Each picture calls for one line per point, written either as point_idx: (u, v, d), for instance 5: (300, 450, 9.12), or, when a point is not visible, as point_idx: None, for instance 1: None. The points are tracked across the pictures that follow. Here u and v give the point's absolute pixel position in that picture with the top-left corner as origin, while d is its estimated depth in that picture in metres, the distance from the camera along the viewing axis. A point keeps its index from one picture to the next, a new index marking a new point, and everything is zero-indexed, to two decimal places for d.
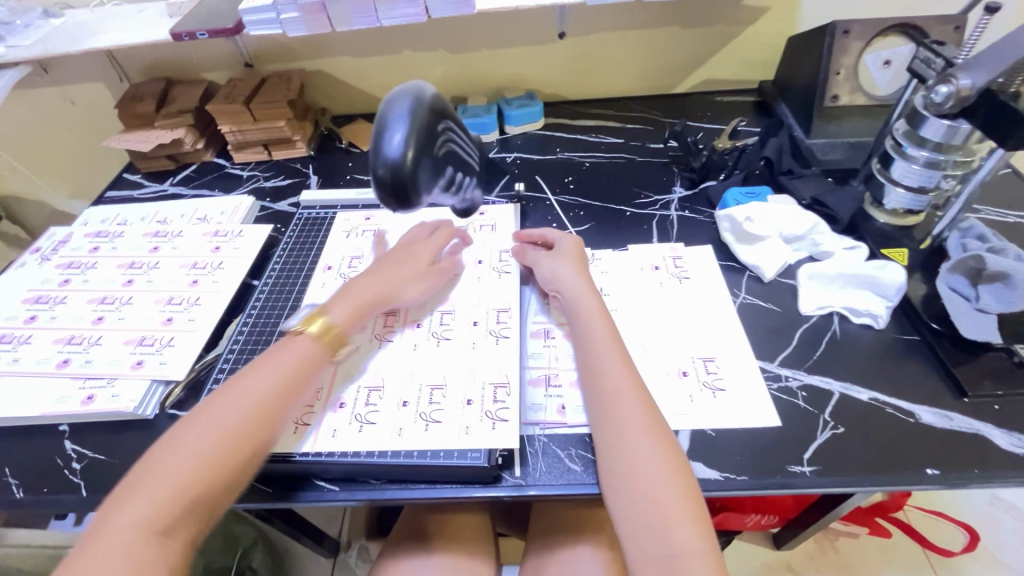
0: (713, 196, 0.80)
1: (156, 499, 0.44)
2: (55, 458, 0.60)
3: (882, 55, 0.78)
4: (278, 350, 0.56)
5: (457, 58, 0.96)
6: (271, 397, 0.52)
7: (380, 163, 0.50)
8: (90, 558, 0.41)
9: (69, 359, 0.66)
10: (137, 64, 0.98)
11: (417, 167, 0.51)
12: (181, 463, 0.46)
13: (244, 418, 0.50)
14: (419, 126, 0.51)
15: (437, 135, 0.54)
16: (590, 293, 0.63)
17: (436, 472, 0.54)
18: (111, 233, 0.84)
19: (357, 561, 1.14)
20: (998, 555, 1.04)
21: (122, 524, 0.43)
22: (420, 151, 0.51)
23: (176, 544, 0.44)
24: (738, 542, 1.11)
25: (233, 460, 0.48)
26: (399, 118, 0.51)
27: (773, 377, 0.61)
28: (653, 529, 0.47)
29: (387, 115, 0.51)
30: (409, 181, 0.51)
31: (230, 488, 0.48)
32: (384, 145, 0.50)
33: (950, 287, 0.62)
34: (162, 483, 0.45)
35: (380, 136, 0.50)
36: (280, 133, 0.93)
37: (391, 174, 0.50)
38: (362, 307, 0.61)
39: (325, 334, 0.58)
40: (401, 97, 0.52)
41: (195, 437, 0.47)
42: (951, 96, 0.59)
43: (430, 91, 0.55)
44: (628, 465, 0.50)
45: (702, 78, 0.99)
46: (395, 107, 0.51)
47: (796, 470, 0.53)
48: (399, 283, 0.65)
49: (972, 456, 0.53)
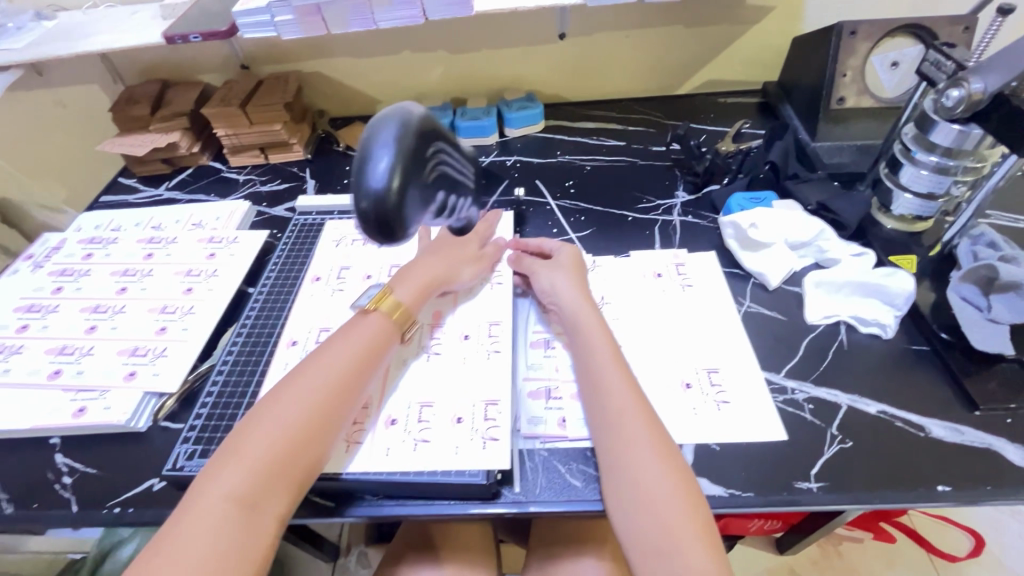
0: (717, 201, 0.79)
1: (247, 471, 0.46)
2: (46, 473, 0.59)
3: (890, 56, 0.76)
4: (352, 327, 0.57)
5: (455, 59, 0.95)
6: (348, 375, 0.53)
7: (363, 196, 0.40)
8: (188, 527, 0.43)
9: (61, 370, 0.65)
10: (131, 67, 0.97)
11: (408, 201, 0.41)
12: (269, 438, 0.48)
13: (325, 396, 0.51)
14: (412, 152, 0.41)
15: (434, 159, 0.44)
16: (588, 306, 0.62)
17: (435, 489, 0.53)
18: (105, 239, 0.83)
19: (356, 567, 1.13)
20: (1004, 560, 1.02)
21: (216, 496, 0.44)
22: (413, 181, 0.41)
23: (269, 514, 0.45)
24: (741, 546, 1.10)
25: (316, 434, 0.49)
26: (386, 142, 0.40)
27: (778, 388, 0.59)
28: (664, 550, 0.45)
29: (375, 136, 0.40)
30: (398, 219, 0.41)
31: (316, 461, 0.49)
32: (367, 176, 0.40)
33: (961, 297, 0.61)
34: (253, 456, 0.47)
35: (363, 164, 0.40)
36: (277, 137, 0.92)
37: (377, 213, 0.40)
38: (424, 287, 0.63)
39: (394, 313, 0.59)
40: (389, 114, 0.41)
41: (279, 413, 0.49)
42: (962, 100, 0.58)
43: (425, 106, 0.44)
44: (635, 483, 0.48)
45: (705, 78, 0.98)
46: (382, 127, 0.41)
47: (802, 487, 0.52)
48: (457, 264, 0.67)
49: (984, 472, 0.51)
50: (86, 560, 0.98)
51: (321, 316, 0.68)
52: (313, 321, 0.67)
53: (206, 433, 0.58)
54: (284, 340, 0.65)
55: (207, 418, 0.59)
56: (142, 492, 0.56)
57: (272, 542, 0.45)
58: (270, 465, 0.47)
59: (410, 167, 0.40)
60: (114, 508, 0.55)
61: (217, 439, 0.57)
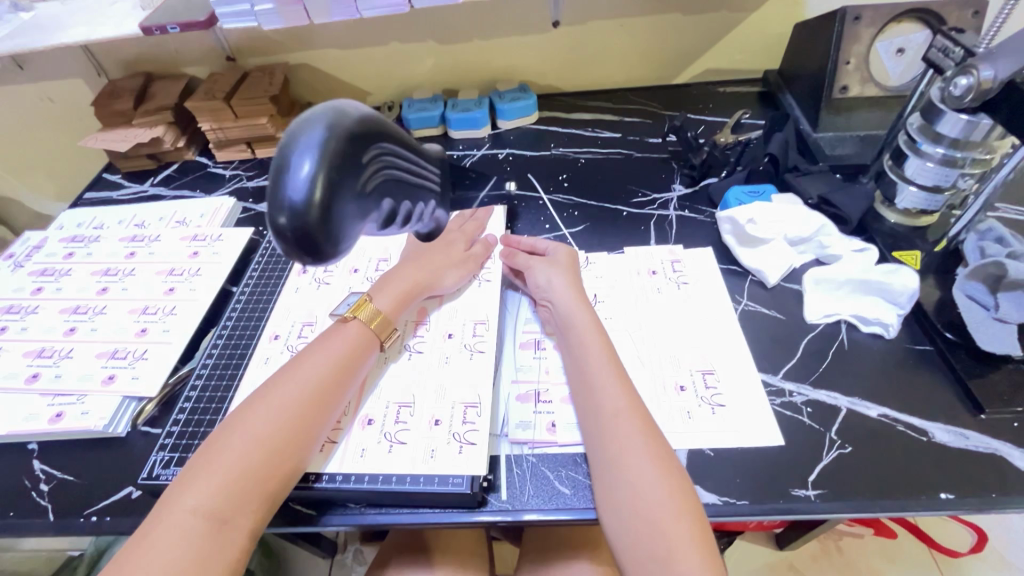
0: (714, 195, 0.77)
1: (218, 485, 0.44)
2: (23, 479, 0.57)
3: (896, 42, 0.73)
4: (328, 336, 0.56)
5: (446, 49, 0.92)
6: (322, 385, 0.51)
7: (281, 208, 0.39)
8: (154, 542, 0.41)
9: (39, 373, 0.64)
10: (113, 59, 0.94)
11: (334, 211, 0.40)
12: (239, 452, 0.46)
13: (299, 407, 0.50)
14: (336, 158, 0.39)
15: (365, 165, 0.42)
16: (581, 305, 0.60)
17: (418, 498, 0.51)
18: (86, 238, 0.81)
19: (353, 563, 1.11)
20: (1006, 556, 1.01)
21: (183, 511, 0.43)
22: (337, 190, 0.39)
23: (239, 529, 0.44)
24: (739, 542, 1.08)
25: (288, 447, 0.48)
26: (308, 148, 0.39)
27: (775, 391, 0.57)
28: (655, 559, 0.43)
29: (294, 143, 0.39)
30: (320, 231, 0.39)
31: (289, 474, 0.48)
32: (285, 186, 0.38)
33: (967, 295, 0.60)
34: (224, 468, 0.45)
35: (282, 173, 0.39)
36: (263, 130, 0.89)
37: (296, 226, 0.39)
38: (405, 295, 0.61)
39: (373, 321, 0.58)
40: (314, 118, 0.40)
41: (251, 424, 0.48)
42: (971, 89, 0.54)
43: (356, 109, 0.42)
44: (628, 489, 0.46)
45: (703, 67, 0.95)
46: (304, 132, 0.39)
47: (799, 494, 0.50)
48: (441, 269, 0.64)
49: (990, 479, 0.49)
50: (81, 559, 0.98)
51: (306, 312, 0.66)
52: (296, 317, 0.66)
53: (183, 440, 0.56)
54: (267, 334, 0.64)
55: (185, 425, 0.57)
56: (119, 500, 0.54)
57: (241, 558, 0.44)
58: (241, 478, 0.45)
59: (333, 175, 0.39)
60: (91, 516, 0.54)
61: (194, 446, 0.55)
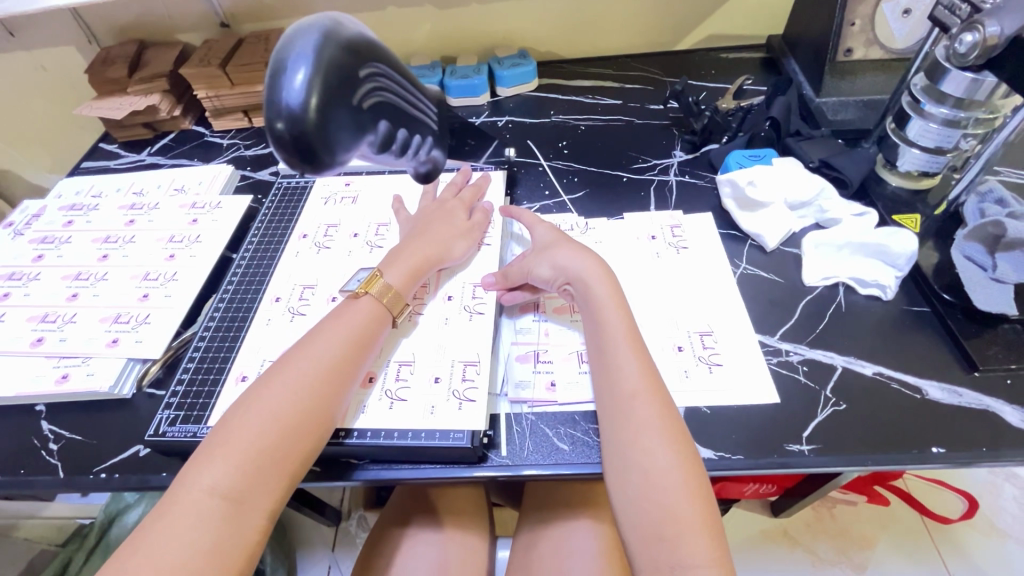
0: (715, 160, 0.76)
1: (234, 464, 0.44)
2: (32, 439, 0.58)
3: (902, 3, 0.70)
4: (340, 314, 0.55)
5: (444, 14, 0.90)
6: (337, 360, 0.51)
7: (278, 113, 0.39)
8: (170, 522, 0.41)
9: (43, 337, 0.64)
10: (105, 24, 0.92)
11: (329, 120, 0.40)
12: (255, 429, 0.46)
13: (313, 383, 0.49)
14: (331, 67, 0.40)
15: (359, 81, 0.42)
16: (604, 279, 0.57)
17: (421, 453, 0.52)
18: (85, 206, 0.81)
19: (358, 530, 1.14)
20: (996, 523, 1.03)
21: (200, 491, 0.43)
22: (331, 101, 0.40)
23: (255, 510, 0.44)
24: (736, 510, 1.10)
25: (303, 427, 0.47)
26: (302, 55, 0.39)
27: (772, 351, 0.58)
28: (661, 539, 0.43)
29: (286, 49, 0.39)
30: (317, 138, 0.40)
31: (304, 456, 0.47)
32: (281, 90, 0.39)
33: (965, 256, 0.60)
34: (238, 448, 0.45)
35: (277, 78, 0.39)
36: (260, 98, 0.89)
37: (294, 131, 0.39)
38: (416, 269, 0.60)
39: (385, 296, 0.57)
40: (307, 26, 0.40)
41: (268, 400, 0.47)
42: (976, 46, 0.53)
43: (351, 27, 0.42)
44: (640, 473, 0.46)
45: (705, 33, 0.93)
46: (297, 40, 0.39)
47: (793, 449, 0.51)
48: (449, 241, 0.63)
49: (982, 435, 0.50)
50: (92, 526, 1.00)
51: (306, 275, 0.66)
52: (296, 279, 0.66)
53: (188, 399, 0.57)
54: (270, 296, 0.65)
55: (189, 384, 0.58)
56: (127, 458, 0.56)
57: (257, 540, 0.44)
58: (256, 456, 0.45)
59: (327, 83, 0.39)
60: (101, 473, 0.55)
61: (199, 406, 0.56)
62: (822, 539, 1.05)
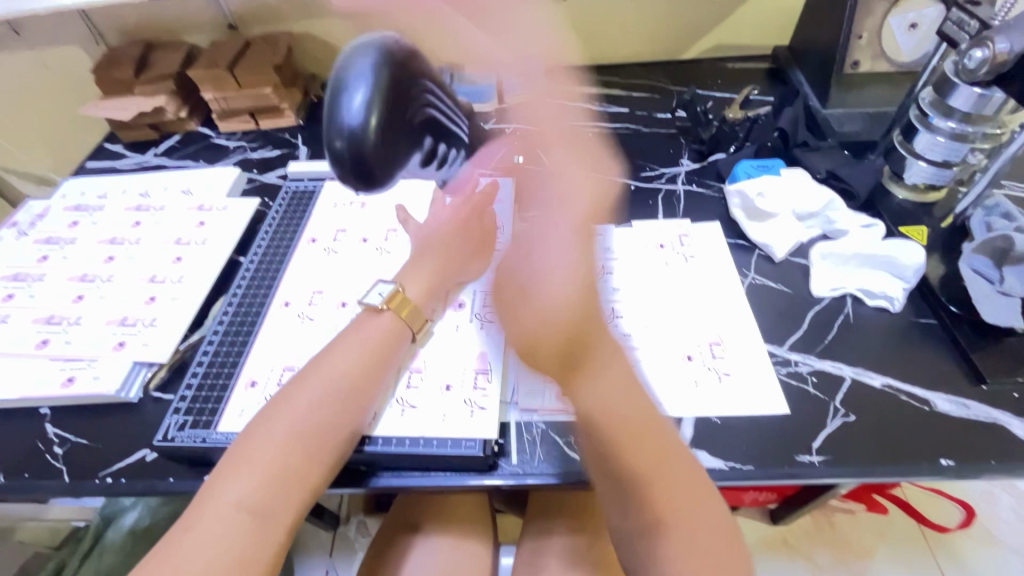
0: (723, 170, 0.76)
1: (257, 479, 0.44)
2: (36, 442, 0.58)
3: (908, 17, 0.71)
4: (360, 327, 0.55)
5: (452, 19, 0.90)
6: (358, 374, 0.52)
7: (338, 133, 0.40)
8: (194, 537, 0.41)
9: (48, 340, 0.64)
10: (113, 25, 0.92)
11: (386, 139, 0.41)
12: (278, 443, 0.46)
13: (335, 397, 0.50)
14: (388, 85, 0.40)
15: (412, 98, 0.43)
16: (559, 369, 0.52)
17: (431, 460, 0.51)
18: (90, 207, 0.80)
19: (356, 535, 1.13)
20: (993, 532, 1.04)
21: (224, 505, 0.43)
22: (389, 118, 0.40)
23: (278, 523, 0.44)
24: (734, 517, 1.11)
25: (325, 442, 0.48)
26: (362, 75, 0.40)
27: (781, 361, 0.58)
28: None
29: (345, 69, 0.40)
30: (376, 158, 0.41)
31: (325, 471, 0.47)
32: (340, 112, 0.39)
33: (972, 270, 0.59)
34: (262, 461, 0.45)
35: (337, 98, 0.40)
36: (267, 101, 0.88)
37: (352, 152, 0.40)
38: (433, 283, 0.60)
39: (404, 311, 0.57)
40: (364, 44, 0.41)
41: (291, 414, 0.48)
42: (985, 62, 0.54)
43: (401, 46, 0.43)
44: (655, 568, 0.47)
45: (712, 42, 0.94)
46: (356, 59, 0.40)
47: (803, 460, 0.51)
48: (465, 255, 0.64)
49: (989, 447, 0.51)
50: (87, 528, 0.99)
51: (316, 280, 0.66)
52: (306, 284, 0.66)
53: (197, 404, 0.56)
54: (278, 301, 0.64)
55: (198, 389, 0.57)
56: (133, 463, 0.55)
57: (279, 554, 0.44)
58: (280, 470, 0.45)
59: (386, 101, 0.40)
60: (106, 478, 0.54)
61: (208, 411, 0.56)
62: (821, 548, 1.05)
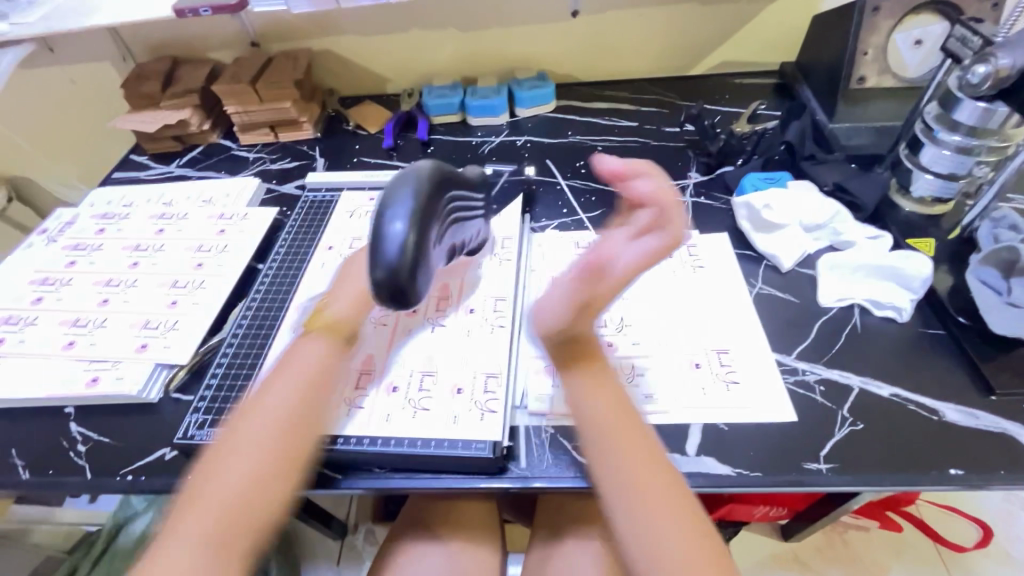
0: (730, 181, 0.78)
1: (212, 518, 0.41)
2: (61, 440, 0.60)
3: (913, 34, 0.73)
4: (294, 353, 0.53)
5: (467, 36, 0.94)
6: (301, 396, 0.49)
7: (379, 265, 0.45)
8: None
9: (74, 341, 0.66)
10: (142, 43, 0.97)
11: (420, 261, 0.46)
12: (229, 482, 0.43)
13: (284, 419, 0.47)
14: (422, 216, 0.46)
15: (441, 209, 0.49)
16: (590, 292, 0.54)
17: (443, 462, 0.52)
18: (117, 215, 0.83)
19: (364, 544, 1.13)
20: (1011, 552, 1.02)
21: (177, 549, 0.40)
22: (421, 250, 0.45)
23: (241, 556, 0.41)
24: (746, 533, 1.09)
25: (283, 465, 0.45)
26: (399, 210, 0.45)
27: (789, 370, 0.59)
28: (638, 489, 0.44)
29: (384, 206, 0.46)
30: (408, 283, 0.45)
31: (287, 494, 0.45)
32: (382, 248, 0.44)
33: (981, 280, 0.60)
34: (214, 499, 0.42)
35: (377, 235, 0.45)
36: (287, 114, 0.92)
37: (388, 272, 0.44)
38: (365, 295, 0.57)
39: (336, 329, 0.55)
40: (401, 187, 0.46)
41: (242, 441, 0.46)
42: (989, 77, 0.57)
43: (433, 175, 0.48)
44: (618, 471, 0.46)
45: (720, 59, 0.96)
46: (399, 195, 0.46)
47: (812, 467, 0.51)
48: None
49: (1000, 457, 0.51)
50: (101, 532, 1.00)
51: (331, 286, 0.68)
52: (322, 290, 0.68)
53: (216, 404, 0.58)
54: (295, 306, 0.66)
55: (216, 390, 0.59)
56: (154, 461, 0.57)
57: None
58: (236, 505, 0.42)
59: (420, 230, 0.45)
60: (127, 475, 0.56)
61: (228, 409, 0.57)
62: (834, 566, 1.04)
